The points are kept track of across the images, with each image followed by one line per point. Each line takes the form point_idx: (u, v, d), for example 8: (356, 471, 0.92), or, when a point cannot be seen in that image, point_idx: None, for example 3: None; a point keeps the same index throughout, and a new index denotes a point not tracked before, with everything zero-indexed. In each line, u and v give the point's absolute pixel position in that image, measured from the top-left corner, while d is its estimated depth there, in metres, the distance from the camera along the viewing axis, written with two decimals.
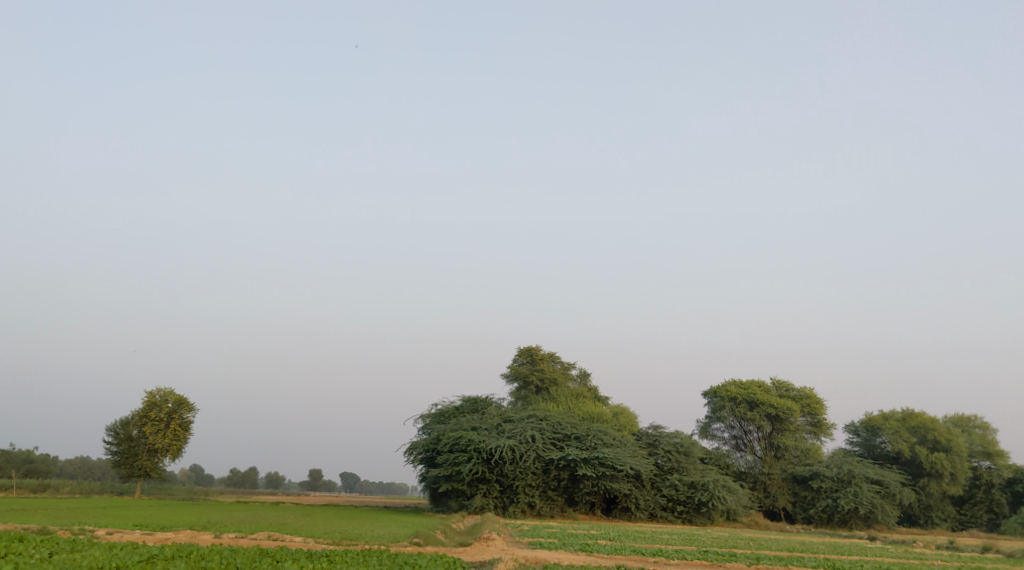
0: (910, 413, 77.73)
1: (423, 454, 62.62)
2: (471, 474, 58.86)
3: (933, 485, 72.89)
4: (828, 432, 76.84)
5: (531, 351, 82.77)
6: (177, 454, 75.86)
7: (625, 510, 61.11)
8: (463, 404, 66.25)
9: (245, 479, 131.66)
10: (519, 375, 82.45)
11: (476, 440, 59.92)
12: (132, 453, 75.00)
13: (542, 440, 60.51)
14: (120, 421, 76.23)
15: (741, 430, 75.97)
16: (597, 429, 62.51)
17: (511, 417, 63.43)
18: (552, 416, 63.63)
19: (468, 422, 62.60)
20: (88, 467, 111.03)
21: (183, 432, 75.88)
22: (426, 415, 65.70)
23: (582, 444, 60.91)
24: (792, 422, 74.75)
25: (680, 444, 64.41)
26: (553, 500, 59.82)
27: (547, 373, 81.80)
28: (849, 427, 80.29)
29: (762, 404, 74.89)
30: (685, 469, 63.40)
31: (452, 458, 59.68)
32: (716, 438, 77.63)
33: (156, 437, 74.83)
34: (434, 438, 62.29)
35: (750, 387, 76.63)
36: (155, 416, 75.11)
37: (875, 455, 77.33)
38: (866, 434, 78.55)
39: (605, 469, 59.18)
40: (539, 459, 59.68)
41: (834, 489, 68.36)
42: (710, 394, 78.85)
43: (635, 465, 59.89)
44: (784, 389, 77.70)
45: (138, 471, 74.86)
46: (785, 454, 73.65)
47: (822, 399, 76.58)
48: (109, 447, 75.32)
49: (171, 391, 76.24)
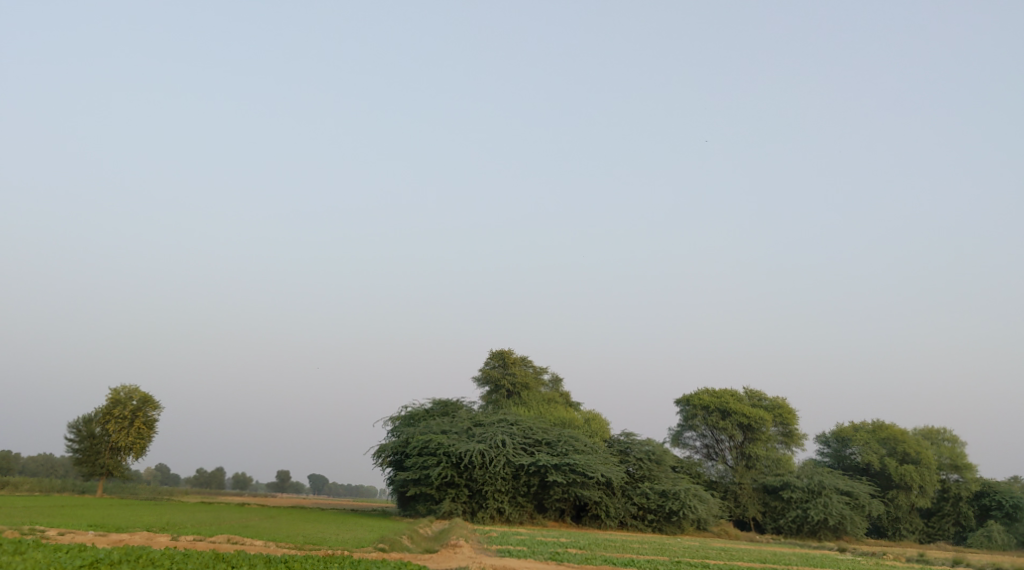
0: (881, 425, 77.65)
1: (392, 457, 61.65)
2: (440, 478, 57.92)
3: (902, 497, 72.89)
4: (800, 442, 76.69)
5: (503, 354, 82.02)
6: (140, 453, 74.22)
7: (595, 517, 60.45)
8: (433, 407, 65.26)
9: (211, 479, 129.70)
10: (490, 379, 81.62)
11: (445, 443, 58.95)
12: (94, 451, 73.36)
13: (512, 445, 59.79)
14: (82, 418, 74.48)
15: (713, 439, 75.93)
16: (568, 435, 61.84)
17: (481, 421, 62.60)
18: (523, 421, 62.83)
19: (438, 425, 61.61)
20: (51, 465, 109.10)
21: (147, 430, 74.32)
22: (396, 417, 64.61)
23: (554, 450, 60.17)
24: (764, 431, 74.49)
25: (652, 451, 63.88)
26: (522, 506, 58.91)
27: (518, 377, 81.07)
28: (820, 438, 80.17)
29: (734, 414, 74.62)
30: (655, 477, 62.81)
31: (421, 462, 58.70)
32: (688, 446, 77.26)
33: (119, 435, 73.21)
34: (403, 440, 61.38)
35: (723, 396, 76.29)
36: (119, 414, 73.46)
37: (845, 466, 77.28)
38: (837, 445, 78.47)
39: (576, 476, 58.48)
40: (509, 464, 58.86)
41: (804, 499, 68.06)
42: (683, 402, 78.48)
43: (606, 472, 59.27)
44: (756, 399, 77.42)
45: (100, 469, 73.25)
46: (756, 463, 73.54)
47: (794, 409, 76.36)
48: (71, 445, 73.62)
49: (136, 388, 74.67)
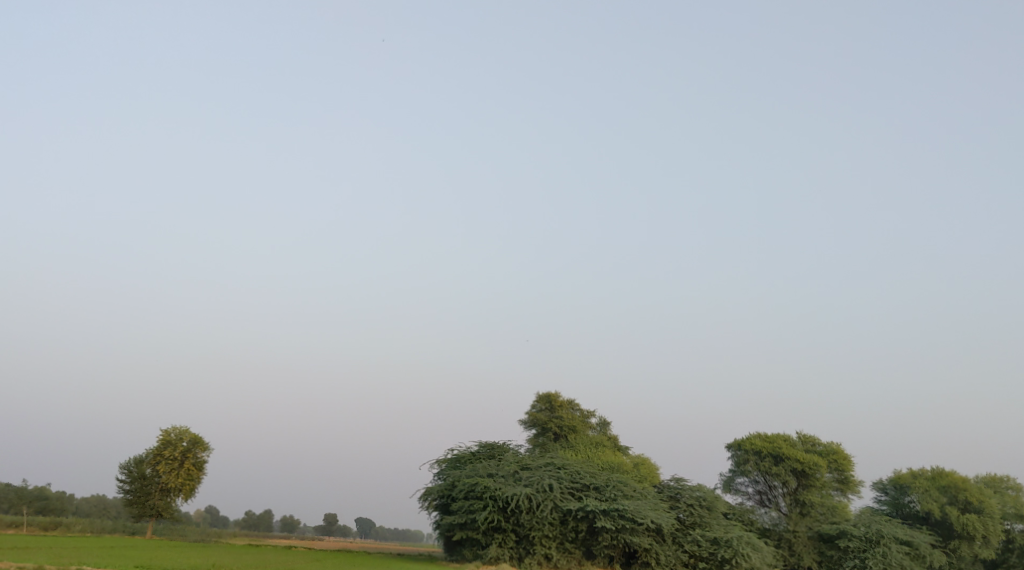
0: (940, 472, 74.89)
1: (438, 500, 61.07)
2: (487, 522, 57.12)
3: (965, 547, 70.17)
4: (856, 490, 74.48)
5: (550, 397, 81.36)
6: (189, 494, 74.57)
7: (646, 565, 58.98)
8: (479, 450, 64.64)
9: (260, 522, 129.97)
10: (537, 422, 80.86)
11: (492, 487, 58.28)
12: (144, 492, 73.89)
13: (560, 490, 58.95)
14: (134, 459, 75.21)
15: (766, 485, 74.12)
16: (617, 480, 60.80)
17: (528, 464, 61.88)
18: (571, 465, 61.97)
19: (484, 468, 60.97)
20: (103, 505, 110.48)
21: (196, 471, 74.66)
22: (442, 460, 64.08)
23: (602, 495, 59.16)
24: (818, 478, 72.57)
25: (703, 498, 62.79)
26: (570, 553, 57.80)
27: (565, 420, 80.16)
28: (877, 485, 77.77)
29: (787, 459, 72.83)
30: (707, 524, 61.36)
31: (467, 506, 58.02)
32: (740, 492, 75.52)
33: (169, 476, 73.72)
34: (449, 483, 60.83)
35: (775, 441, 74.56)
36: (169, 455, 74.03)
37: (904, 514, 74.73)
38: (895, 492, 76.04)
39: (625, 521, 57.28)
40: (556, 509, 57.97)
41: (862, 549, 65.78)
42: (735, 447, 76.88)
43: (657, 518, 58.03)
44: (810, 444, 75.51)
45: (150, 510, 73.72)
46: (811, 511, 71.57)
47: (849, 455, 74.31)
48: (122, 486, 74.29)
49: (186, 430, 75.25)
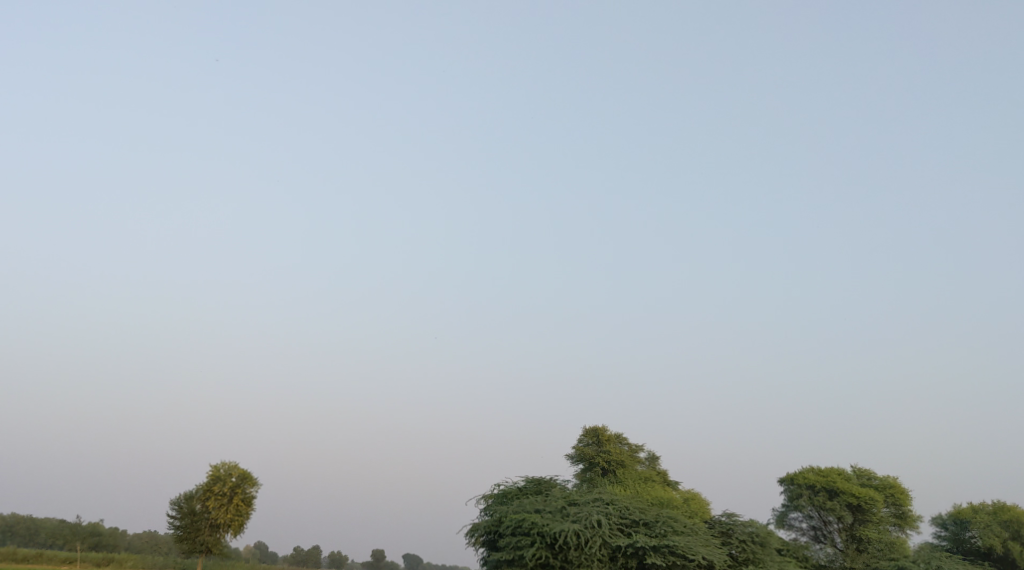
0: (1002, 506, 72.45)
1: (485, 536, 60.43)
2: (535, 559, 56.34)
3: None
4: (914, 525, 72.34)
5: (598, 432, 80.51)
6: (239, 530, 74.83)
7: None
8: (526, 485, 63.99)
9: (309, 558, 130.01)
10: (584, 457, 80.00)
11: (540, 523, 57.56)
12: (195, 528, 74.34)
13: (608, 526, 58.05)
14: (184, 495, 75.78)
15: (820, 520, 72.37)
16: (666, 515, 59.76)
17: (576, 500, 61.06)
18: (619, 500, 61.04)
19: (531, 504, 60.29)
20: (155, 541, 111.47)
21: (245, 507, 74.96)
22: (489, 495, 63.53)
23: (651, 531, 58.11)
24: (875, 513, 70.65)
25: (755, 533, 61.36)
26: None
27: (613, 455, 79.19)
28: (936, 520, 75.51)
29: (842, 494, 71.04)
30: (761, 561, 59.93)
31: (514, 542, 57.31)
32: (794, 528, 73.80)
33: (218, 512, 74.09)
34: (496, 519, 60.21)
35: (829, 475, 72.86)
36: (219, 490, 74.45)
37: (965, 550, 72.36)
38: (955, 527, 73.73)
39: (676, 558, 56.19)
40: (605, 545, 57.06)
41: None
42: (787, 481, 75.30)
43: (708, 555, 56.78)
44: (865, 478, 73.67)
45: (200, 547, 74.08)
46: (868, 547, 69.58)
47: (906, 489, 72.34)
48: (173, 522, 74.80)
49: (235, 465, 75.72)
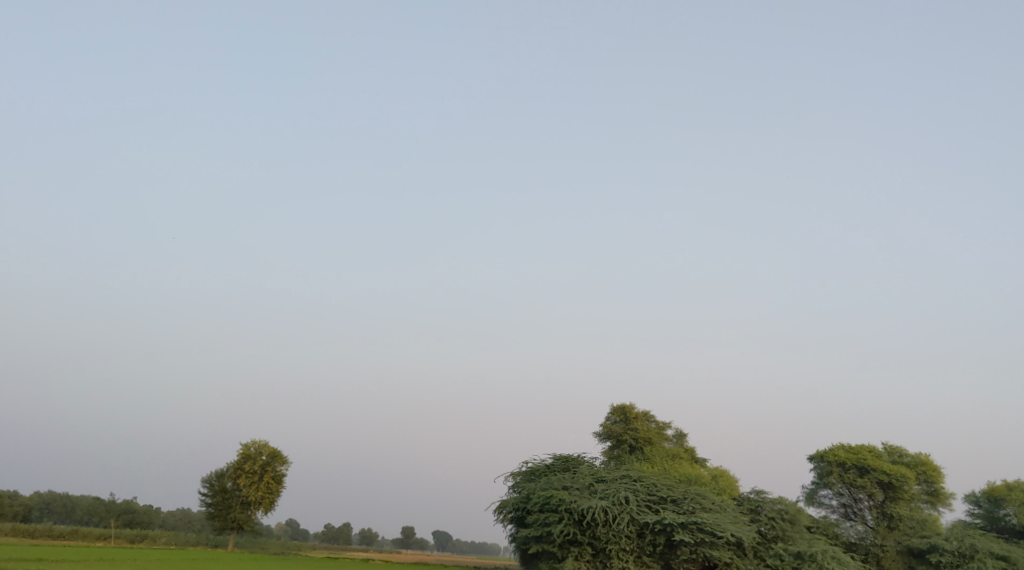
0: None
1: (513, 513, 60.50)
2: (562, 535, 56.34)
3: None
4: (947, 502, 71.52)
5: (625, 409, 80.21)
6: (269, 507, 75.54)
7: None
8: (554, 463, 63.92)
9: (339, 535, 131.22)
10: (612, 434, 79.81)
11: (567, 499, 57.52)
12: (226, 506, 75.15)
13: (636, 502, 57.92)
14: (215, 473, 76.57)
15: (851, 497, 71.75)
16: (694, 492, 59.52)
17: (604, 477, 60.93)
18: (647, 477, 60.86)
19: (559, 481, 60.24)
20: (189, 519, 112.98)
21: (276, 484, 75.65)
22: (516, 472, 63.52)
23: (679, 508, 57.90)
24: (907, 490, 69.92)
25: (785, 510, 60.84)
26: (648, 566, 56.51)
27: (641, 432, 78.93)
28: (969, 498, 74.53)
29: (873, 471, 70.33)
30: (790, 538, 59.53)
31: (542, 519, 57.32)
32: (823, 505, 73.22)
33: (249, 490, 74.81)
34: (524, 496, 60.24)
35: (860, 452, 72.09)
36: (249, 468, 75.15)
37: (1000, 528, 71.42)
38: (989, 505, 72.74)
39: (704, 535, 55.90)
40: (633, 522, 56.93)
41: (955, 564, 62.99)
42: (817, 458, 74.63)
43: (737, 532, 56.46)
44: (897, 455, 72.84)
45: (231, 524, 74.88)
46: (899, 524, 68.89)
47: (939, 466, 71.44)
48: (204, 499, 75.60)
49: (265, 444, 76.36)
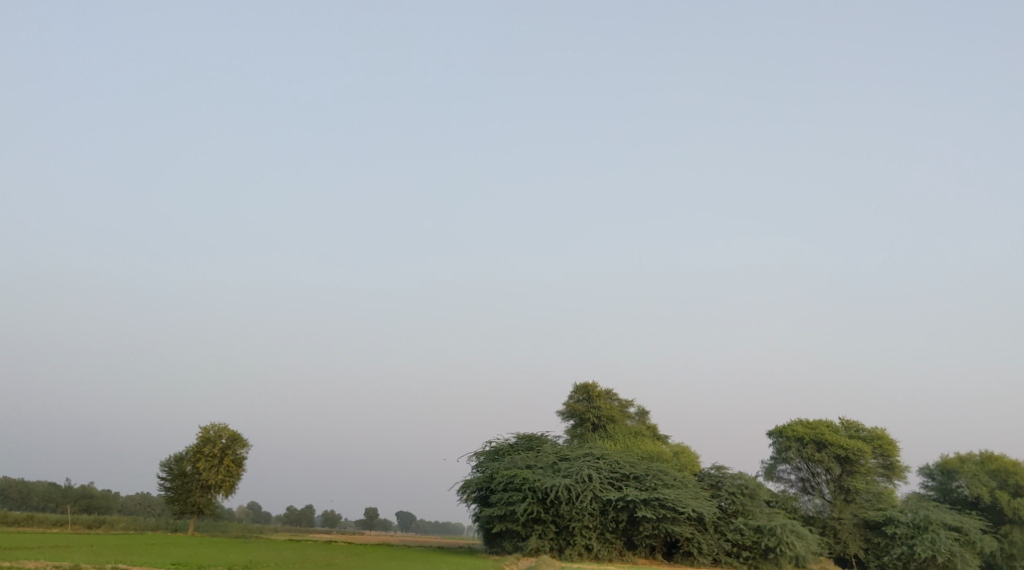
0: (989, 456, 72.68)
1: (477, 493, 60.56)
2: (526, 514, 56.47)
3: (1016, 532, 68.12)
4: (902, 475, 72.83)
5: (588, 387, 80.47)
6: (230, 490, 74.78)
7: (688, 554, 58.27)
8: (517, 442, 63.98)
9: (301, 517, 130.67)
10: (575, 413, 80.11)
11: (531, 478, 57.60)
12: (186, 489, 74.24)
13: (599, 480, 58.19)
14: (174, 457, 75.66)
15: (809, 472, 72.65)
16: (657, 469, 59.94)
17: (567, 455, 61.13)
18: (610, 455, 61.18)
19: (522, 460, 60.30)
20: (148, 503, 111.73)
21: (236, 467, 74.90)
22: (480, 452, 63.49)
23: (642, 484, 58.29)
24: (863, 464, 71.02)
25: (745, 485, 61.47)
26: (611, 543, 57.02)
27: (603, 411, 79.29)
28: (923, 470, 75.92)
29: (830, 445, 71.35)
30: (750, 512, 60.22)
31: (506, 498, 57.37)
32: (782, 480, 74.10)
33: (209, 473, 73.94)
34: (487, 476, 60.27)
35: (818, 427, 73.04)
36: (209, 452, 74.26)
37: (953, 500, 72.91)
38: (942, 477, 74.18)
39: (666, 511, 56.35)
40: (596, 499, 57.20)
41: (909, 535, 64.31)
42: (776, 434, 75.45)
43: (698, 507, 57.00)
44: (853, 429, 73.89)
45: (191, 507, 73.99)
46: (856, 497, 69.98)
47: (894, 440, 72.57)
48: (163, 484, 74.71)
49: (225, 426, 75.43)
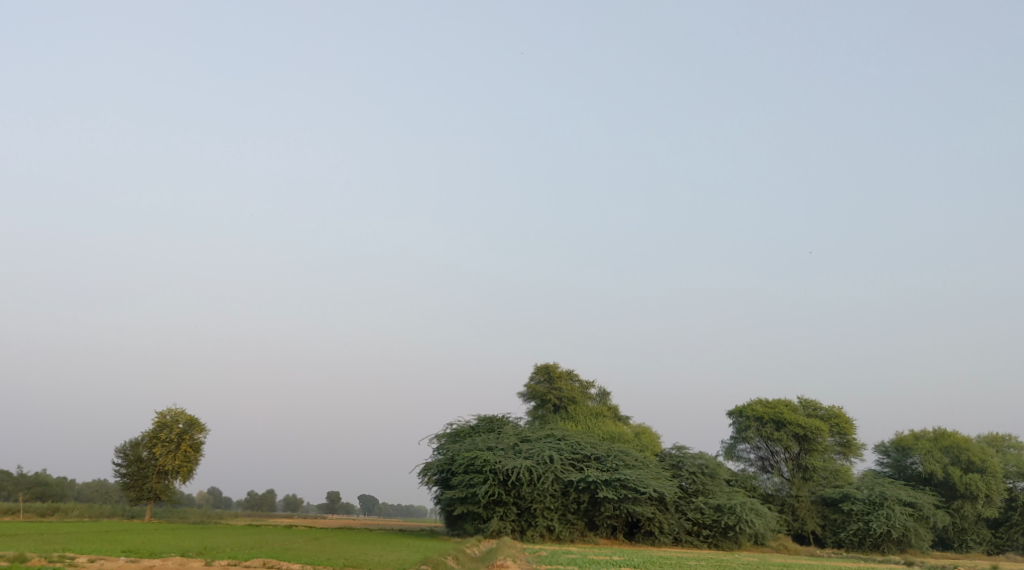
0: (942, 432, 73.80)
1: (437, 475, 60.21)
2: (487, 496, 56.20)
3: (968, 507, 69.42)
4: (858, 453, 73.72)
5: (549, 368, 80.34)
6: (188, 476, 73.71)
7: (649, 534, 58.51)
8: (478, 424, 63.64)
9: (263, 502, 129.57)
10: (536, 394, 79.97)
11: (492, 460, 57.32)
12: (141, 475, 72.99)
13: (560, 461, 58.13)
14: (130, 443, 74.29)
15: (767, 451, 73.23)
16: (618, 449, 60.00)
17: (528, 437, 60.93)
18: (571, 436, 61.10)
19: (483, 442, 59.96)
20: (105, 490, 110.06)
21: (193, 453, 73.80)
22: (441, 435, 63.02)
23: (603, 465, 58.33)
24: (820, 442, 71.71)
25: (705, 465, 61.74)
26: (573, 523, 57.02)
27: (565, 392, 79.30)
28: (879, 448, 76.90)
29: (789, 424, 71.96)
30: (710, 492, 60.58)
31: (467, 480, 57.04)
32: (742, 459, 74.64)
33: (166, 459, 72.76)
34: (448, 458, 59.87)
35: (777, 406, 73.60)
36: (166, 437, 73.02)
37: (906, 476, 73.99)
38: (897, 454, 75.18)
39: (627, 491, 56.43)
40: (557, 480, 57.16)
41: (865, 512, 65.19)
42: (735, 413, 75.97)
43: (659, 487, 57.19)
44: (811, 408, 74.58)
45: (147, 494, 72.78)
46: (813, 475, 70.77)
47: (851, 419, 73.34)
48: (119, 470, 73.32)
49: (182, 411, 74.25)
